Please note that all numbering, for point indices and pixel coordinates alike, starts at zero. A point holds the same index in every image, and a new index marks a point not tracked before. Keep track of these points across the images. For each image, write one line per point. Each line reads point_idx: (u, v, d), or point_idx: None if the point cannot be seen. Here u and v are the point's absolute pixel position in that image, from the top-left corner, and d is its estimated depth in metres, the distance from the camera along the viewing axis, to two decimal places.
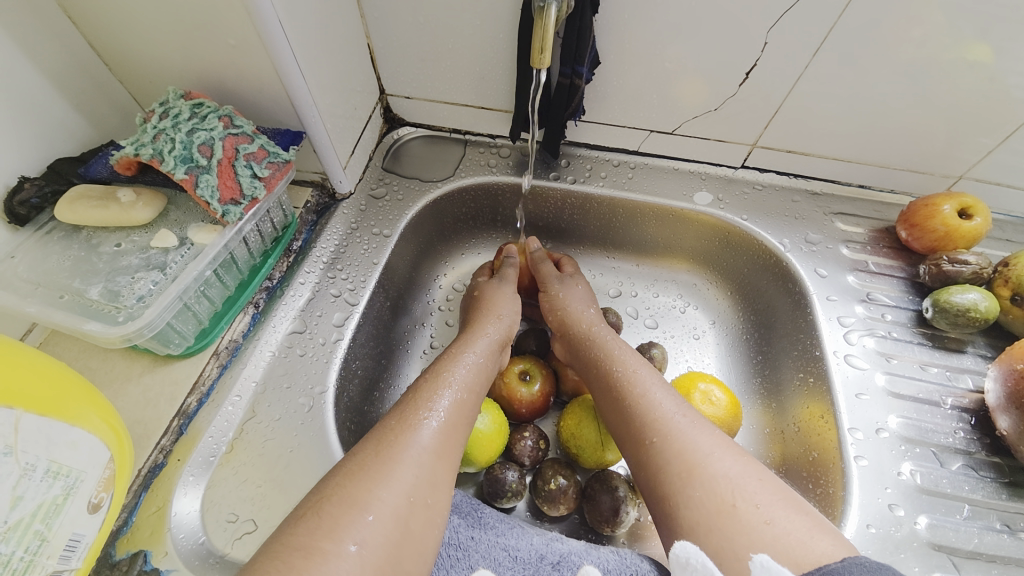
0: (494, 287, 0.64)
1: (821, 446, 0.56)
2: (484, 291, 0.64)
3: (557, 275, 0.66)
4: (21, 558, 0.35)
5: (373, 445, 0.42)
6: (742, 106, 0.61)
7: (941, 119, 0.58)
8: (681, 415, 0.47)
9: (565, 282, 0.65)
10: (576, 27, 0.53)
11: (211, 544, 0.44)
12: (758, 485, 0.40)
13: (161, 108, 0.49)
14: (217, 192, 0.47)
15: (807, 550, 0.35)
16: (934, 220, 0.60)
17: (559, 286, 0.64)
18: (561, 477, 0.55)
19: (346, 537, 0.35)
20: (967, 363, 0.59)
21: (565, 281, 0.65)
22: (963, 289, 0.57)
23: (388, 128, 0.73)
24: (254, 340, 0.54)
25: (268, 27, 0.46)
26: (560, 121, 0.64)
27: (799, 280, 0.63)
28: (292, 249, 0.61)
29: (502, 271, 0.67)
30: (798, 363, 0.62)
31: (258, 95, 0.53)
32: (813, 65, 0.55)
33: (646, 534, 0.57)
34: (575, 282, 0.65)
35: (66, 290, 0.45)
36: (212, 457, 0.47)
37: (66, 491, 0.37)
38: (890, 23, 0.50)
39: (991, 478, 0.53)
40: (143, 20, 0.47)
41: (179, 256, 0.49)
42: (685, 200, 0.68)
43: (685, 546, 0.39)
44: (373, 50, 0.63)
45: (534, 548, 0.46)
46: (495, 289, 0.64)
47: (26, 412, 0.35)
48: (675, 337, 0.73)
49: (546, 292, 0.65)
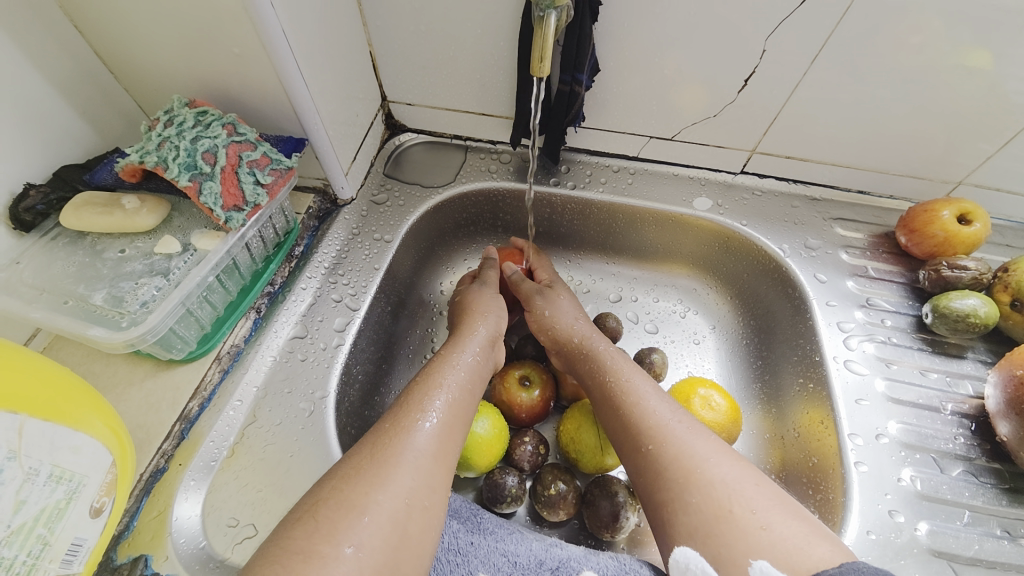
0: (478, 290, 0.64)
1: (821, 451, 0.56)
2: (465, 296, 0.64)
3: (539, 289, 0.65)
4: (23, 562, 0.35)
5: (369, 448, 0.42)
6: (741, 113, 0.61)
7: (940, 125, 0.58)
8: (678, 421, 0.47)
9: (547, 296, 0.64)
10: (576, 34, 0.54)
11: (211, 548, 0.44)
12: (754, 490, 0.40)
13: (166, 115, 0.49)
14: (221, 198, 0.48)
15: (805, 555, 0.35)
16: (933, 226, 0.60)
17: (542, 303, 0.63)
18: (560, 483, 0.55)
19: (345, 540, 0.36)
20: (967, 369, 0.59)
21: (547, 294, 0.64)
22: (963, 294, 0.57)
23: (390, 134, 0.73)
24: (257, 345, 0.54)
25: (272, 36, 0.46)
26: (561, 127, 0.65)
27: (799, 285, 0.64)
28: (293, 254, 0.61)
29: (484, 274, 0.66)
30: (798, 369, 0.62)
31: (261, 102, 0.53)
32: (812, 71, 0.55)
33: (646, 540, 0.58)
34: (558, 295, 0.65)
35: (71, 296, 0.46)
36: (213, 461, 0.48)
37: (69, 495, 0.37)
38: (888, 30, 0.50)
39: (991, 484, 0.52)
40: (148, 29, 0.48)
41: (183, 262, 0.49)
42: (685, 205, 0.69)
43: (685, 551, 0.39)
44: (375, 57, 0.64)
45: (533, 553, 0.47)
46: (478, 291, 0.64)
47: (29, 417, 0.36)
48: (675, 342, 0.73)
49: (530, 310, 0.64)
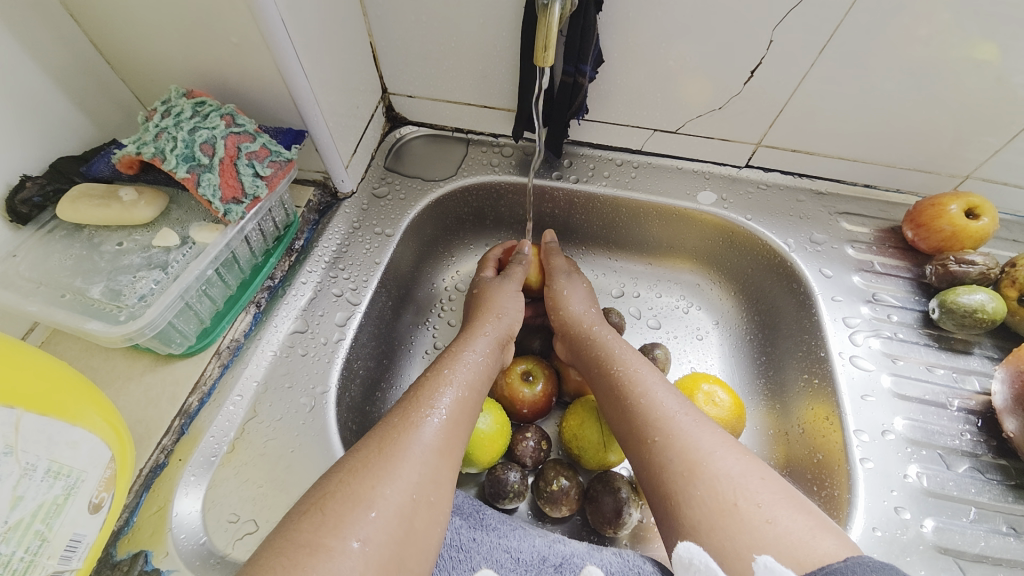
0: (493, 286, 0.63)
1: (826, 448, 0.56)
2: (484, 288, 0.63)
3: (566, 270, 0.66)
4: (21, 558, 0.34)
5: (376, 442, 0.41)
6: (746, 106, 0.61)
7: (948, 119, 0.57)
8: (684, 414, 0.46)
9: (571, 280, 0.65)
10: (580, 24, 0.53)
11: (211, 545, 0.43)
12: (759, 485, 0.40)
13: (163, 106, 0.49)
14: (219, 190, 0.47)
15: (809, 549, 0.35)
16: (940, 220, 0.60)
17: (563, 282, 0.64)
18: (563, 478, 0.55)
19: (350, 534, 0.35)
20: (974, 364, 0.58)
21: (569, 278, 0.65)
22: (970, 290, 0.57)
23: (391, 127, 0.73)
24: (256, 339, 0.54)
25: (271, 26, 0.45)
26: (564, 120, 0.64)
27: (804, 280, 0.63)
28: (293, 248, 0.60)
29: (512, 269, 0.65)
30: (802, 365, 0.62)
31: (260, 94, 0.53)
32: (819, 64, 0.54)
33: (649, 535, 0.57)
34: (580, 281, 0.65)
35: (68, 289, 0.45)
36: (213, 457, 0.47)
37: (67, 491, 0.37)
38: (897, 21, 0.49)
39: (998, 481, 0.52)
40: (145, 19, 0.47)
41: (181, 255, 0.49)
42: (690, 200, 0.68)
43: (688, 546, 0.39)
44: (375, 48, 0.63)
45: (536, 549, 0.46)
46: (494, 287, 0.63)
47: (26, 412, 0.35)
48: (678, 337, 0.73)
49: (550, 287, 0.65)
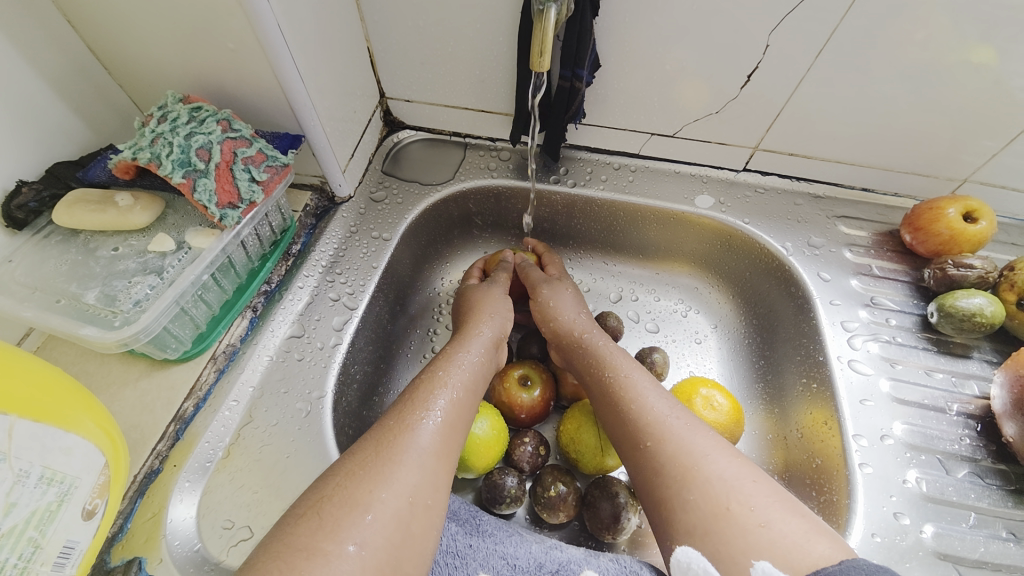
0: (484, 290, 0.63)
1: (825, 452, 0.55)
2: (474, 294, 0.63)
3: (546, 279, 0.65)
4: (14, 565, 0.34)
5: (373, 445, 0.41)
6: (744, 110, 0.61)
7: (946, 122, 0.57)
8: (675, 417, 0.46)
9: (554, 287, 0.64)
10: (577, 29, 0.53)
11: (206, 551, 0.43)
12: (753, 487, 0.39)
13: (159, 111, 0.48)
14: (215, 195, 0.47)
15: (805, 552, 0.35)
16: (938, 224, 0.59)
17: (546, 292, 0.63)
18: (561, 484, 0.54)
19: (347, 538, 0.35)
20: (973, 368, 0.58)
21: (553, 286, 0.64)
22: (969, 294, 0.57)
23: (389, 131, 0.73)
24: (253, 344, 0.54)
25: (267, 31, 0.45)
26: (561, 124, 0.64)
27: (802, 284, 0.63)
28: (290, 252, 0.60)
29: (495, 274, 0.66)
30: (801, 368, 0.61)
31: (257, 98, 0.53)
32: (816, 67, 0.54)
33: (647, 541, 0.57)
34: (564, 287, 0.64)
35: (63, 295, 0.45)
36: (209, 463, 0.47)
37: (60, 498, 0.37)
38: (894, 24, 0.49)
39: (997, 485, 0.52)
40: (142, 24, 0.47)
41: (177, 260, 0.49)
42: (688, 204, 0.68)
43: (687, 550, 0.39)
44: (373, 52, 0.63)
45: (533, 556, 0.46)
46: (485, 292, 0.63)
47: (20, 418, 0.35)
48: (677, 341, 0.73)
49: (535, 300, 0.63)
